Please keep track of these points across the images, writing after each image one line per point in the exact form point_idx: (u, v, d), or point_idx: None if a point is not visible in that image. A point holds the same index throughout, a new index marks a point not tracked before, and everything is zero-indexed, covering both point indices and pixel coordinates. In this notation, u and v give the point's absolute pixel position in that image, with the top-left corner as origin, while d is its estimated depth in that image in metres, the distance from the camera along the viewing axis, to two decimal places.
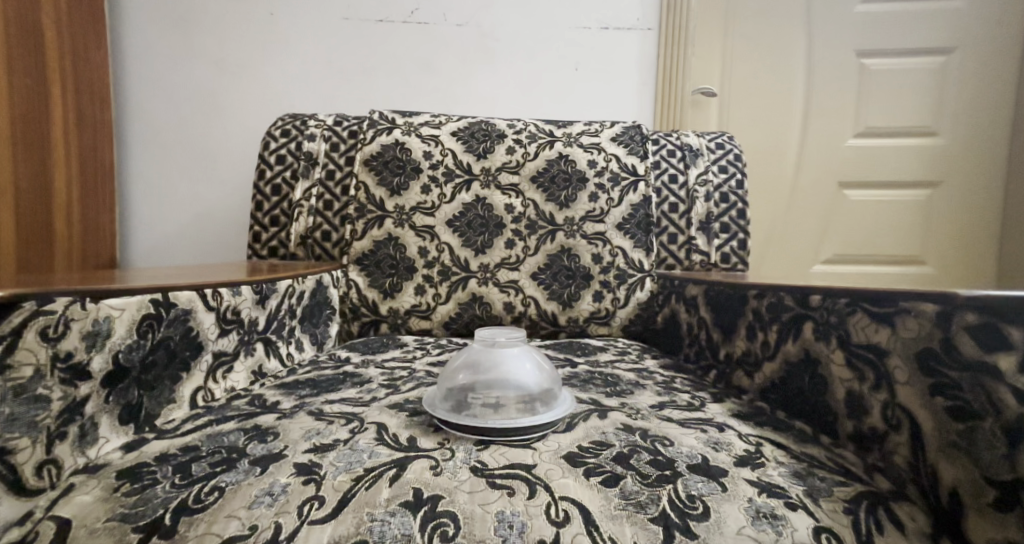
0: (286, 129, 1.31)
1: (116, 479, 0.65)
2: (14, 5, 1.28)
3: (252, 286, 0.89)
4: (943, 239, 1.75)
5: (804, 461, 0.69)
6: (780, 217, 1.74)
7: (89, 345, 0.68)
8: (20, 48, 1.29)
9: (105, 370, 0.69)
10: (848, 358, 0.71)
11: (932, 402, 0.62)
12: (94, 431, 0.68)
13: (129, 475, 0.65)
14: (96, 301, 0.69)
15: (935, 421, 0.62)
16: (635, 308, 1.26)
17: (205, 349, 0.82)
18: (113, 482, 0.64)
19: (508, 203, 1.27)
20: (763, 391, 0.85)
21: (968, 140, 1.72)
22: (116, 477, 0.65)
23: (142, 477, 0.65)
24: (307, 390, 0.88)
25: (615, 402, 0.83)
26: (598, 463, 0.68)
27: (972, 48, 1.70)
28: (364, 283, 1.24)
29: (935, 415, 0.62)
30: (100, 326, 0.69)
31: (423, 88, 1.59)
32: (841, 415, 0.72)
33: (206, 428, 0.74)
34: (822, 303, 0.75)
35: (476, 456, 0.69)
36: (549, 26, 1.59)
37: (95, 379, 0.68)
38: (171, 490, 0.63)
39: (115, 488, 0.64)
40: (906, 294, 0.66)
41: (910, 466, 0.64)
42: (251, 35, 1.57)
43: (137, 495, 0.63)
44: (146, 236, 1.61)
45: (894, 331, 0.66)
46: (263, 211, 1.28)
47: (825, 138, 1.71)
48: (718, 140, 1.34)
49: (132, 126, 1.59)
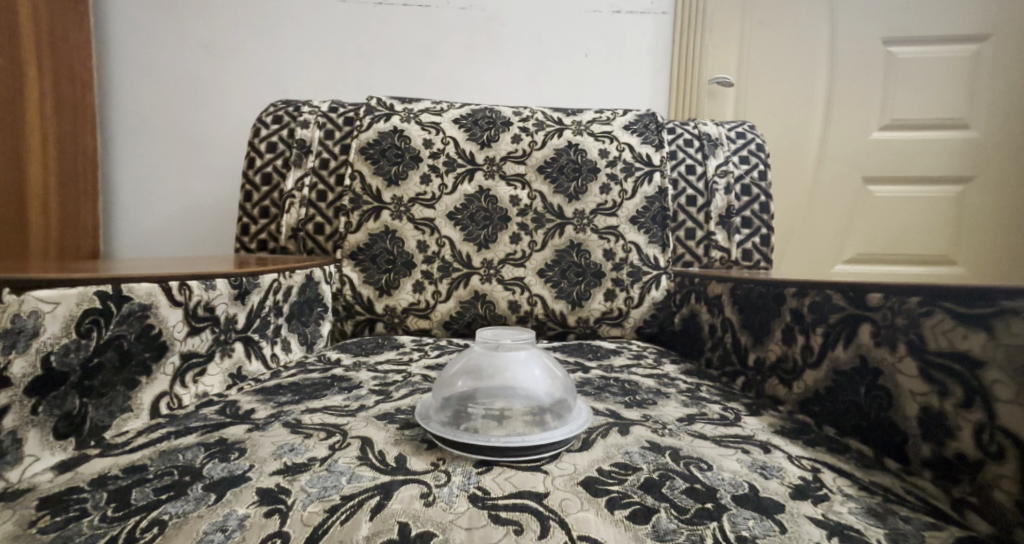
0: (278, 115, 1.21)
1: (36, 511, 0.55)
2: None
3: (229, 279, 0.80)
4: (976, 237, 1.63)
5: (876, 494, 0.59)
6: (803, 213, 1.63)
7: (7, 347, 0.58)
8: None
9: (30, 377, 0.60)
10: (923, 369, 0.61)
11: None
12: (17, 449, 0.59)
13: (52, 504, 0.56)
14: (19, 292, 0.59)
15: None
16: (650, 308, 1.16)
17: (171, 351, 0.73)
18: (32, 513, 0.55)
19: (513, 195, 1.17)
20: (806, 404, 0.75)
21: (1002, 132, 1.60)
22: (38, 507, 0.56)
23: (68, 507, 0.56)
24: (289, 396, 0.78)
25: (638, 414, 0.73)
26: (624, 493, 0.58)
27: (1006, 35, 1.58)
28: (358, 279, 1.14)
29: None
30: (23, 322, 0.59)
31: (424, 76, 1.49)
32: (913, 436, 0.62)
33: (162, 444, 0.65)
34: (884, 303, 0.65)
35: (476, 482, 0.59)
36: (559, 10, 1.48)
37: (17, 386, 0.59)
38: (100, 526, 0.54)
39: (31, 522, 0.54)
40: (1009, 292, 0.56)
41: (1018, 505, 0.54)
42: (240, 16, 1.47)
43: (60, 531, 0.54)
44: (133, 228, 1.51)
45: (990, 337, 0.56)
46: (252, 202, 1.18)
47: (852, 130, 1.60)
48: (738, 129, 1.23)
49: (118, 112, 1.49)
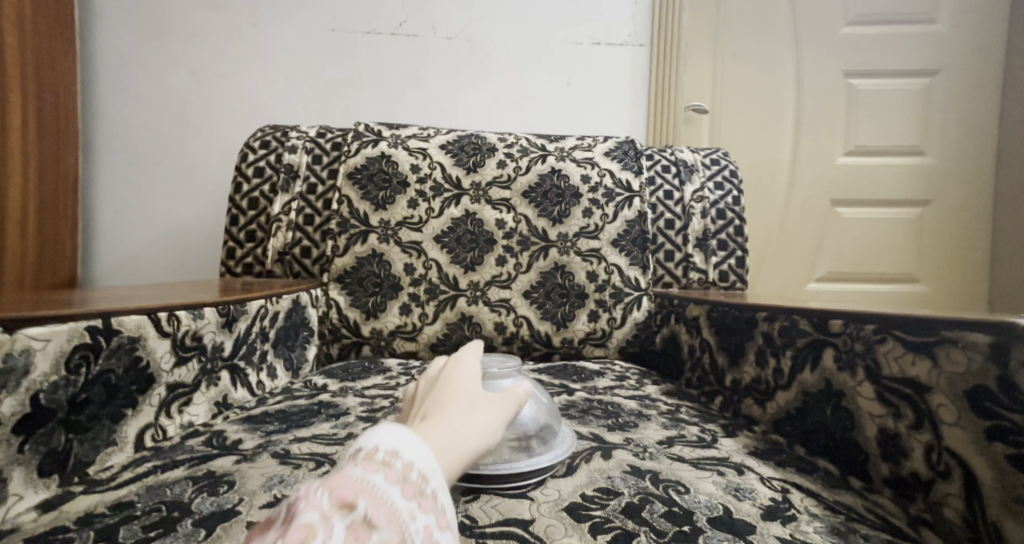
0: (266, 140, 1.22)
1: None
2: None
3: (217, 307, 0.81)
4: (936, 257, 1.70)
5: (841, 513, 0.62)
6: (776, 234, 1.69)
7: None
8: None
9: (19, 415, 0.60)
10: (880, 392, 0.65)
11: (992, 448, 0.56)
12: (2, 489, 0.59)
13: None
14: (12, 330, 0.59)
15: (996, 472, 0.56)
16: (632, 328, 1.19)
17: (158, 382, 0.74)
18: None
19: (499, 219, 1.19)
20: (777, 424, 0.78)
21: (958, 158, 1.68)
22: None
23: None
24: (277, 424, 0.80)
25: (620, 437, 0.76)
26: (606, 518, 0.60)
27: (955, 68, 1.66)
28: (345, 302, 1.15)
29: (995, 463, 0.56)
30: (14, 360, 0.59)
31: (411, 103, 1.52)
32: (874, 457, 0.66)
33: (148, 479, 0.66)
34: (844, 329, 0.69)
35: (464, 510, 0.61)
36: (540, 41, 1.53)
37: (5, 424, 0.59)
38: None
39: None
40: (949, 322, 0.59)
41: (966, 523, 0.57)
42: (229, 42, 1.49)
43: None
44: (115, 253, 1.51)
45: (934, 364, 0.60)
46: (238, 226, 1.18)
47: (822, 154, 1.66)
48: (713, 156, 1.28)
49: (102, 136, 1.49)
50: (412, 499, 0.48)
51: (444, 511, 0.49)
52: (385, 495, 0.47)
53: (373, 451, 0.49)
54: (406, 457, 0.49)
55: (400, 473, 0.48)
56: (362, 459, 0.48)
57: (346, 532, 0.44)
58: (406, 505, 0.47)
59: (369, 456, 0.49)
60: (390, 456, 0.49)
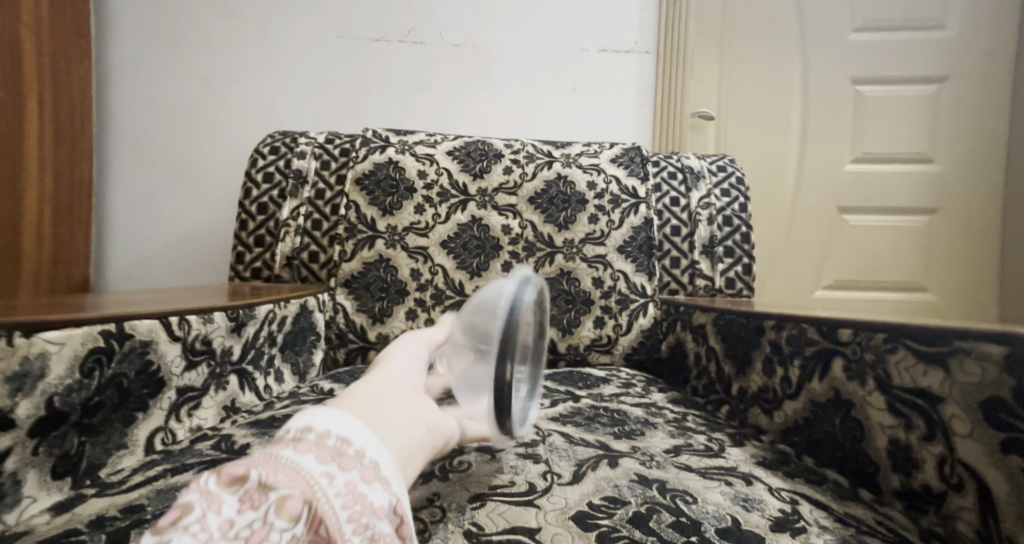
0: (275, 146, 1.23)
1: None
2: None
3: (226, 312, 0.81)
4: (944, 265, 1.69)
5: (852, 525, 0.62)
6: (782, 241, 1.68)
7: (14, 390, 0.57)
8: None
9: (34, 418, 0.59)
10: (891, 403, 0.65)
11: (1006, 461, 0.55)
12: (17, 491, 0.59)
13: None
14: (28, 335, 0.58)
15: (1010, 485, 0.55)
16: (638, 335, 1.18)
17: (168, 386, 0.74)
18: None
19: (505, 224, 1.20)
20: (786, 433, 0.78)
21: (966, 165, 1.67)
22: None
23: None
24: (285, 429, 0.80)
25: (626, 445, 0.76)
26: (613, 527, 0.60)
27: (964, 75, 1.65)
28: (352, 307, 1.16)
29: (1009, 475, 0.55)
30: (30, 364, 0.58)
31: (418, 109, 1.53)
32: (885, 468, 0.65)
33: (160, 482, 0.66)
34: (853, 338, 0.69)
35: (471, 518, 0.61)
36: (546, 48, 1.53)
37: (21, 427, 0.58)
38: None
39: None
40: (961, 332, 0.59)
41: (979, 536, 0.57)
42: (239, 49, 1.50)
43: None
44: (125, 257, 1.52)
45: (947, 374, 0.59)
46: (247, 231, 1.19)
47: (829, 161, 1.66)
48: (719, 162, 1.28)
49: (114, 142, 1.51)
50: (327, 460, 0.48)
51: (369, 465, 0.50)
52: (292, 462, 0.47)
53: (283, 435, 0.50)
54: (319, 428, 0.50)
55: (312, 442, 0.49)
56: (274, 441, 0.50)
57: (240, 501, 0.45)
58: (320, 466, 0.48)
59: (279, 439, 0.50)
60: (302, 432, 0.50)
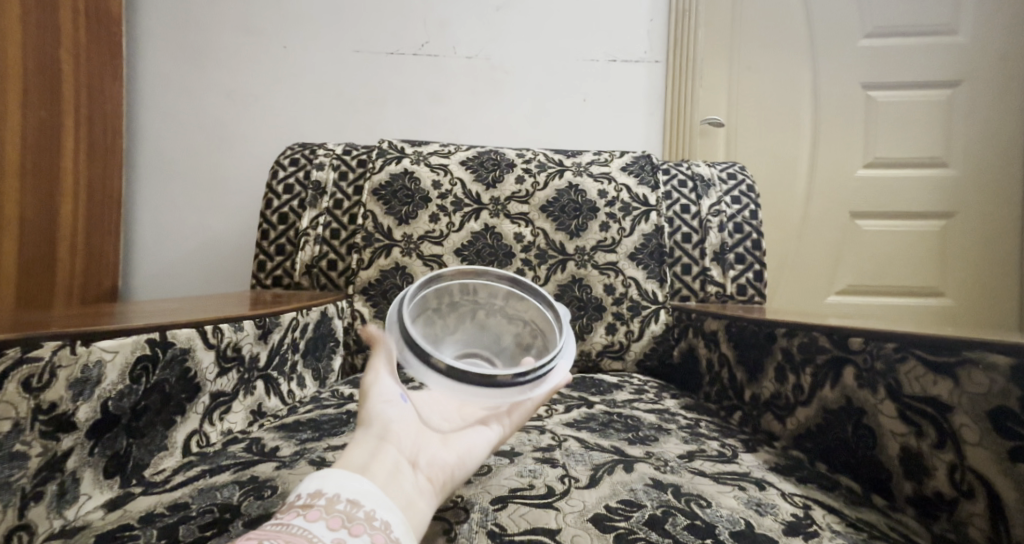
0: (294, 158, 1.26)
1: None
2: (32, 35, 1.23)
3: (255, 320, 0.84)
4: (958, 270, 1.69)
5: (864, 530, 0.63)
6: (792, 248, 1.69)
7: (75, 395, 0.61)
8: (34, 82, 1.24)
9: (92, 420, 0.63)
10: (901, 410, 0.66)
11: (1014, 469, 0.57)
12: (74, 489, 0.62)
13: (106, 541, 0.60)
14: (87, 344, 0.62)
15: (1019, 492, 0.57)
16: (649, 341, 1.20)
17: (203, 391, 0.76)
18: None
19: (518, 232, 1.22)
20: (797, 439, 0.80)
21: (978, 172, 1.67)
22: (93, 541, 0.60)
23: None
24: (309, 433, 0.82)
25: (641, 450, 0.78)
26: (631, 529, 0.62)
27: (975, 81, 1.66)
28: (369, 313, 1.18)
29: (1018, 482, 0.57)
30: (89, 372, 0.62)
31: (432, 119, 1.56)
32: (897, 474, 0.67)
33: (199, 482, 0.70)
34: (864, 347, 0.70)
35: (493, 519, 0.63)
36: (558, 58, 1.56)
37: (79, 430, 0.62)
38: None
39: None
40: (970, 343, 0.60)
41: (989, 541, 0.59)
42: (260, 63, 1.54)
43: None
44: (151, 265, 1.56)
45: (956, 384, 0.61)
46: (268, 240, 1.22)
47: (840, 169, 1.67)
48: (729, 170, 1.30)
49: (141, 154, 1.55)
50: (338, 526, 0.51)
51: (379, 527, 0.52)
52: (303, 530, 0.50)
53: (296, 500, 0.53)
54: (329, 491, 0.53)
55: (323, 508, 0.52)
56: (286, 510, 0.52)
57: None
58: (331, 533, 0.50)
59: (292, 505, 0.53)
60: (312, 498, 0.53)
